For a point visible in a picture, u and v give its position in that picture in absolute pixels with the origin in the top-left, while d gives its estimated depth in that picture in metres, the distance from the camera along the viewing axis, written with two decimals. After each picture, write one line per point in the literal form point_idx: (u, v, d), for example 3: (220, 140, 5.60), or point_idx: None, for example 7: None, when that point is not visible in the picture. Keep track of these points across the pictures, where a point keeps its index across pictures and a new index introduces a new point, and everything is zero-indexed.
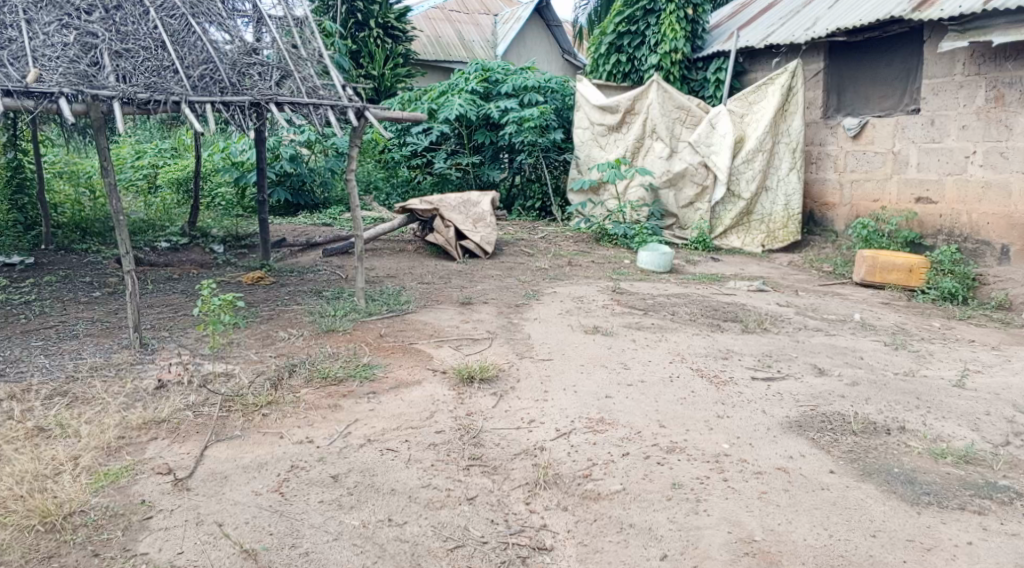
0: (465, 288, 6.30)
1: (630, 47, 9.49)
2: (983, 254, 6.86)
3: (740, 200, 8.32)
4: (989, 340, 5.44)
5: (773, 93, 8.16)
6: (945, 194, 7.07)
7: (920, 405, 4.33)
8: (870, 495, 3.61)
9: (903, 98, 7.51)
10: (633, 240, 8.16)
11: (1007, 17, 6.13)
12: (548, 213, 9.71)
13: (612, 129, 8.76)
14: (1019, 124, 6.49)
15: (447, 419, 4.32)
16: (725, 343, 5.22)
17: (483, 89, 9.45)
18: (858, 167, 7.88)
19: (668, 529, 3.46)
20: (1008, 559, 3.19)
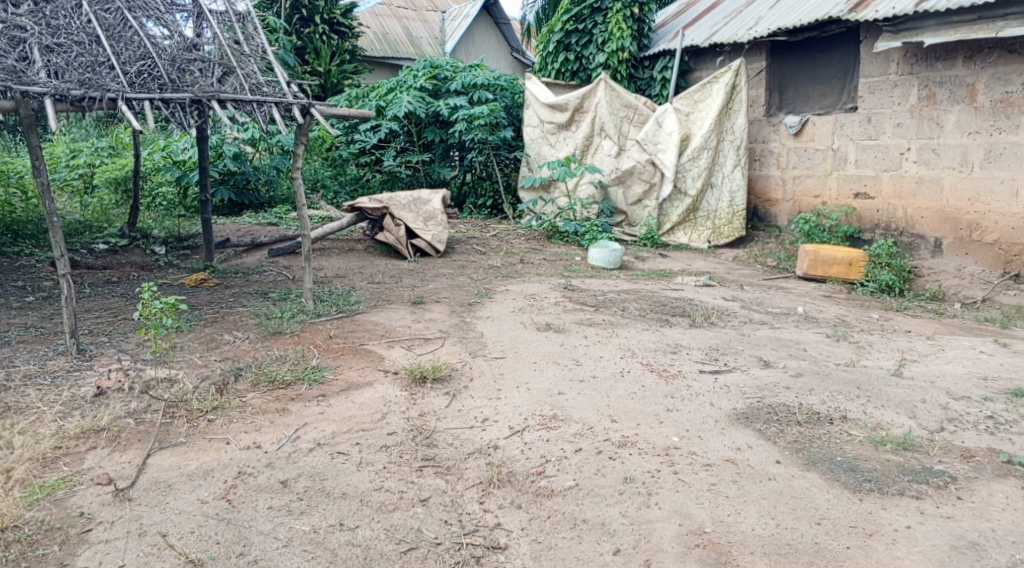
0: (416, 287, 6.25)
1: (579, 46, 9.53)
2: (918, 247, 7.02)
3: (686, 197, 8.47)
4: (924, 330, 5.63)
5: (717, 92, 8.32)
6: (882, 189, 7.26)
7: (860, 395, 4.46)
8: (814, 483, 3.70)
9: (841, 97, 7.71)
10: (583, 237, 8.23)
11: (938, 19, 6.37)
12: (499, 211, 9.67)
13: (561, 127, 8.89)
14: (949, 121, 6.67)
15: (398, 420, 4.28)
16: (674, 337, 5.30)
17: (432, 86, 9.43)
18: (799, 164, 8.08)
19: (620, 523, 3.49)
20: (944, 541, 3.30)
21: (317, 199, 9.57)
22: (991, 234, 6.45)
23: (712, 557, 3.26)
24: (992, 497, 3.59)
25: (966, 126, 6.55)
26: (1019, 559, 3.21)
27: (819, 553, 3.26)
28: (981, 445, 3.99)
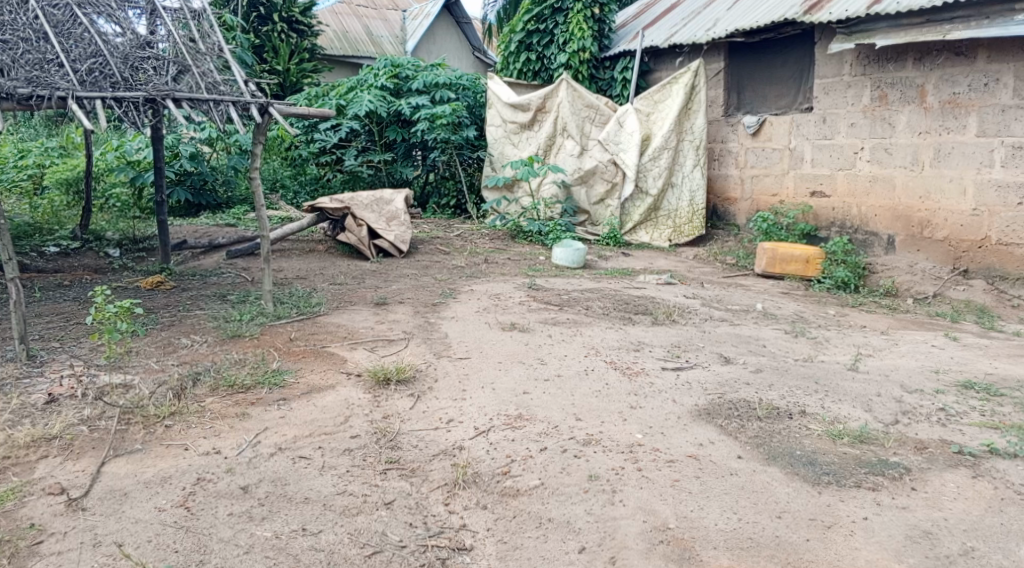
0: (379, 288, 6.20)
1: (540, 45, 9.57)
2: (872, 244, 7.21)
3: (647, 196, 8.54)
4: (878, 325, 5.77)
5: (677, 92, 8.43)
6: (837, 188, 7.43)
7: (818, 390, 4.55)
8: (774, 478, 3.76)
9: (797, 97, 7.88)
10: (547, 236, 8.29)
11: (888, 22, 6.54)
12: (463, 211, 9.64)
13: (524, 127, 8.91)
14: (900, 122, 6.84)
15: (362, 423, 4.23)
16: (637, 335, 5.34)
17: (393, 85, 9.38)
18: (757, 164, 8.23)
19: (586, 522, 3.50)
20: (899, 531, 3.38)
21: (276, 199, 9.43)
22: (940, 231, 6.63)
23: (676, 554, 3.30)
24: (945, 487, 3.68)
25: (915, 126, 6.72)
26: (971, 547, 3.29)
27: (780, 546, 3.31)
28: (934, 437, 4.10)
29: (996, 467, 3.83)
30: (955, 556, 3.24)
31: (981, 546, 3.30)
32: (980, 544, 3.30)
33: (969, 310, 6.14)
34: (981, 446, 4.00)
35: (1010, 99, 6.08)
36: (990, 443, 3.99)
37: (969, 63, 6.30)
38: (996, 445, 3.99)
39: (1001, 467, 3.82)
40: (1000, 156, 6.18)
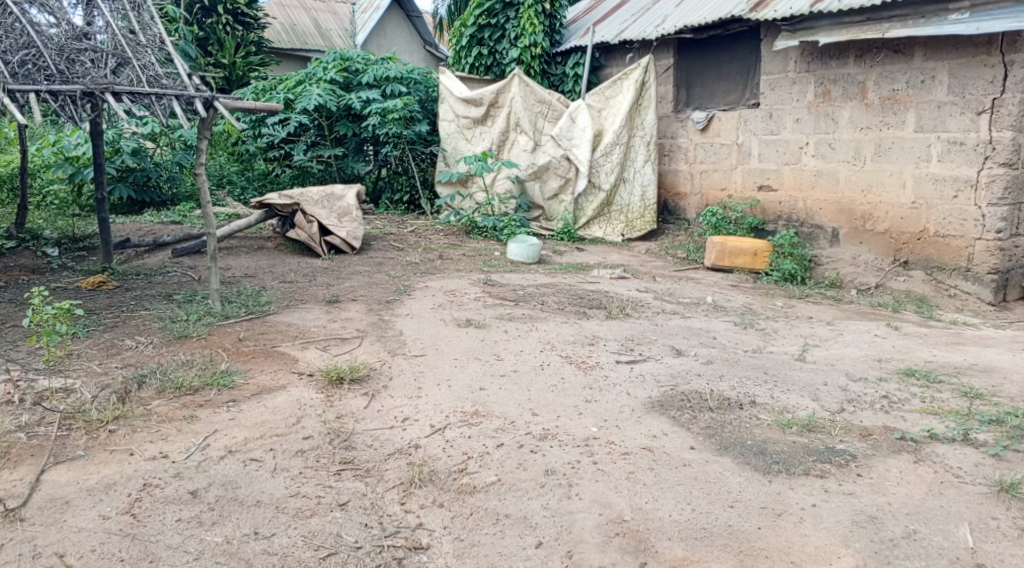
0: (331, 286, 6.10)
1: (492, 40, 9.59)
2: (818, 237, 7.38)
3: (600, 191, 8.61)
4: (825, 316, 5.92)
5: (628, 88, 8.52)
6: (783, 182, 7.59)
7: (767, 380, 4.65)
8: (726, 468, 3.83)
9: (744, 94, 8.00)
10: (502, 232, 8.32)
11: (832, 19, 6.72)
12: (417, 206, 9.61)
13: (477, 122, 8.87)
14: (843, 117, 7.03)
15: (314, 423, 4.16)
16: (592, 329, 5.38)
17: (343, 79, 9.28)
18: (706, 159, 8.38)
19: (542, 516, 3.51)
20: (846, 517, 3.47)
21: (223, 196, 9.28)
22: (883, 224, 6.81)
23: (632, 545, 3.33)
24: (888, 472, 3.80)
25: (857, 122, 6.92)
26: (914, 530, 3.39)
27: (733, 535, 3.37)
28: (878, 423, 4.22)
29: (937, 452, 3.96)
30: (899, 539, 3.34)
31: (922, 528, 3.41)
32: (922, 527, 3.41)
33: (909, 301, 6.35)
34: (922, 431, 4.13)
35: (945, 96, 6.29)
36: (930, 428, 4.13)
37: (907, 61, 6.50)
38: (936, 430, 4.13)
39: (940, 451, 3.96)
40: (937, 150, 6.38)
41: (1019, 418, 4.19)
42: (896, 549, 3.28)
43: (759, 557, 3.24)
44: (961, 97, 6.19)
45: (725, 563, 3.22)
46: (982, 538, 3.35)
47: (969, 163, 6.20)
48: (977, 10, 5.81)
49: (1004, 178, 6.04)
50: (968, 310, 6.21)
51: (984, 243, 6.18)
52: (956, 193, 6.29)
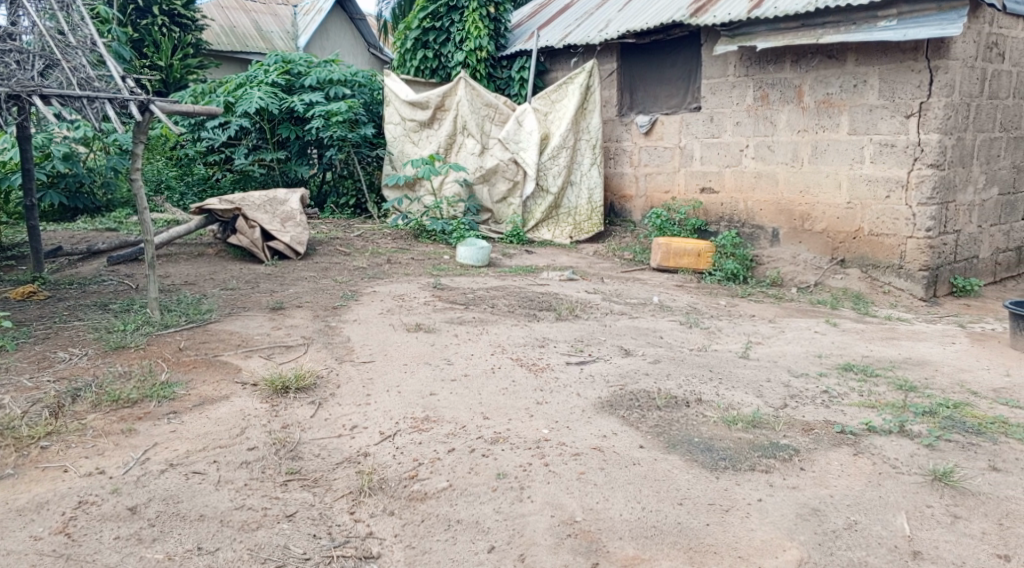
0: (275, 292, 5.97)
1: (437, 43, 9.54)
2: (758, 237, 7.56)
3: (548, 195, 8.69)
4: (766, 314, 6.07)
5: (573, 93, 8.58)
6: (724, 184, 7.76)
7: (712, 377, 4.74)
8: (674, 465, 3.88)
9: (686, 97, 8.15)
10: (451, 235, 8.27)
11: (767, 25, 6.92)
12: (363, 210, 9.45)
13: (424, 125, 8.84)
14: (780, 120, 7.22)
15: (259, 434, 4.06)
16: (542, 331, 5.40)
17: (284, 81, 9.10)
18: (650, 162, 8.52)
19: (494, 521, 3.49)
20: (790, 510, 3.55)
21: (161, 202, 9.07)
22: (820, 224, 7.02)
23: (584, 546, 3.34)
24: (830, 465, 3.90)
25: (795, 125, 7.11)
26: (855, 521, 3.49)
27: (682, 532, 3.42)
28: (819, 418, 4.34)
29: (874, 443, 4.09)
30: (841, 530, 3.43)
31: (863, 518, 3.50)
32: (862, 518, 3.51)
33: (846, 298, 6.55)
34: (860, 424, 4.26)
35: (877, 100, 6.52)
36: (868, 421, 4.26)
37: (840, 66, 6.73)
38: (874, 423, 4.26)
39: (879, 443, 4.08)
40: (869, 152, 6.61)
41: (950, 409, 4.37)
42: (839, 540, 3.36)
43: (708, 553, 3.29)
44: (892, 101, 6.43)
45: (676, 560, 3.26)
46: (918, 526, 3.46)
47: (900, 164, 6.44)
48: (904, 17, 6.06)
49: (932, 178, 6.29)
50: (901, 305, 6.45)
51: (915, 241, 6.43)
52: (889, 193, 6.53)
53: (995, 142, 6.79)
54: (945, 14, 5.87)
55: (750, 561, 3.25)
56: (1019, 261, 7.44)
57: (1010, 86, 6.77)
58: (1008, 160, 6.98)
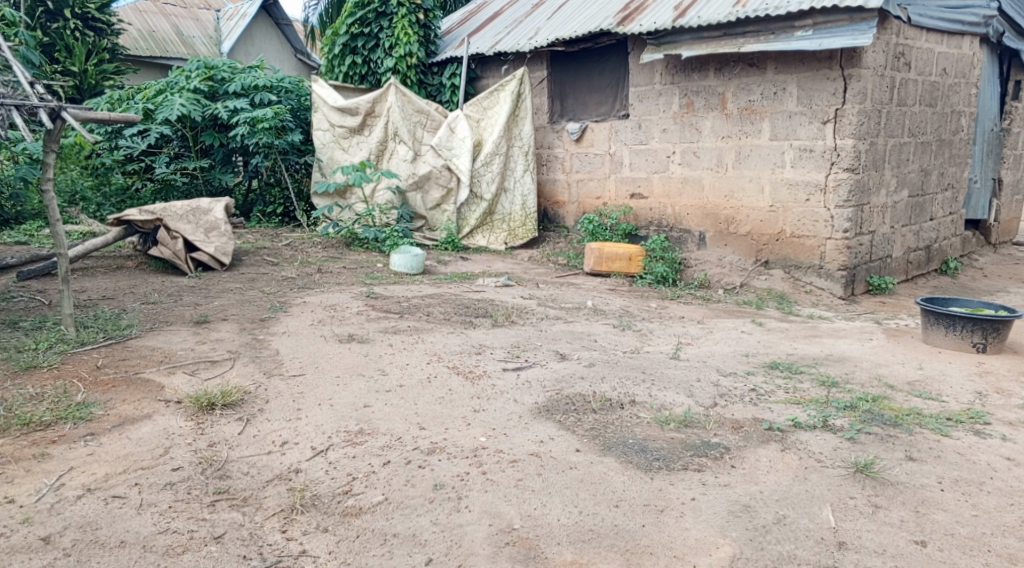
0: (199, 305, 5.76)
1: (365, 49, 9.49)
2: (686, 240, 7.74)
3: (482, 201, 8.64)
4: (695, 315, 6.21)
5: (504, 100, 8.63)
6: (653, 189, 7.93)
7: (645, 379, 4.81)
8: (610, 468, 3.90)
9: (615, 105, 8.28)
10: (384, 243, 8.13)
11: (692, 34, 7.07)
12: (291, 218, 9.32)
13: (354, 131, 8.76)
14: (705, 126, 7.41)
15: (184, 454, 3.89)
16: (478, 339, 5.37)
17: (207, 88, 8.82)
18: (582, 168, 8.65)
19: (432, 533, 3.43)
20: (722, 507, 3.62)
21: (75, 214, 8.69)
22: (743, 226, 7.24)
23: (522, 554, 3.32)
24: (759, 462, 4.00)
25: (718, 131, 7.32)
26: (783, 515, 3.57)
27: (619, 534, 3.44)
28: (747, 416, 4.44)
29: (801, 439, 4.21)
30: (771, 525, 3.51)
31: (791, 512, 3.60)
32: (790, 512, 3.60)
33: (771, 298, 6.77)
34: (787, 421, 4.38)
35: (795, 106, 6.78)
36: (794, 418, 4.39)
37: (760, 73, 6.96)
38: (799, 419, 4.40)
39: (804, 439, 4.20)
40: (789, 156, 6.86)
41: (869, 403, 4.56)
42: (769, 535, 3.44)
43: (644, 554, 3.33)
44: (809, 107, 6.70)
45: (613, 563, 3.28)
46: (842, 517, 3.57)
47: (818, 168, 6.71)
48: (819, 27, 6.33)
49: (848, 181, 6.58)
50: (822, 303, 6.71)
51: (833, 242, 6.71)
52: (808, 196, 6.79)
53: (904, 147, 7.15)
54: (856, 25, 6.15)
55: (685, 560, 3.30)
56: (928, 259, 7.85)
57: (916, 94, 7.14)
58: (916, 163, 7.36)
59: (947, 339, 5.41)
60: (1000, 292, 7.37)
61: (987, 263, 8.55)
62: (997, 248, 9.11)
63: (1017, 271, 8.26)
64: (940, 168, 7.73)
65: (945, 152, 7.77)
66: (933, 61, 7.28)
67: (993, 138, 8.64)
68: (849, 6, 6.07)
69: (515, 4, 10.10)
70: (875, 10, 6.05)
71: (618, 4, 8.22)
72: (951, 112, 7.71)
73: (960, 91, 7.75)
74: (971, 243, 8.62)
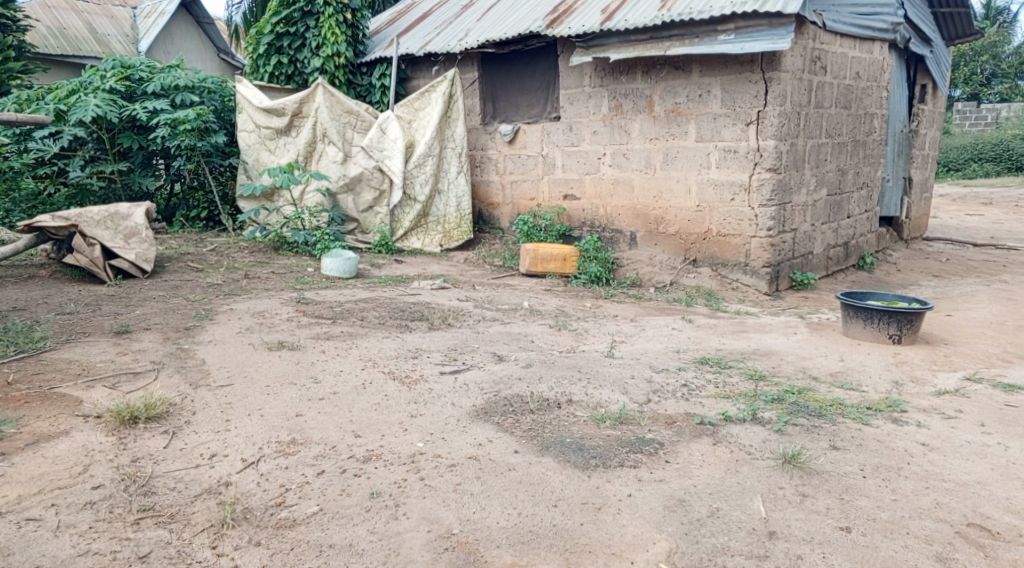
0: (120, 315, 5.51)
1: (291, 49, 9.28)
2: (617, 241, 7.88)
3: (415, 203, 8.56)
4: (628, 314, 6.31)
5: (436, 101, 8.57)
6: (585, 191, 8.03)
7: (581, 377, 4.84)
8: (548, 468, 3.90)
9: (546, 107, 8.34)
10: (315, 247, 7.98)
11: (620, 37, 7.19)
12: (215, 222, 9.15)
13: (281, 132, 8.55)
14: (634, 128, 7.55)
15: (105, 470, 3.70)
16: (414, 342, 5.31)
17: (124, 88, 8.45)
18: (515, 170, 8.68)
19: (369, 542, 3.36)
20: (658, 503, 3.66)
21: None
22: (672, 226, 7.42)
23: (461, 559, 3.29)
24: (692, 456, 4.06)
25: (646, 133, 7.47)
26: (716, 508, 3.64)
27: (558, 534, 3.45)
28: (680, 411, 4.53)
29: (731, 432, 4.31)
30: (705, 518, 3.57)
31: (724, 505, 3.67)
32: (723, 504, 3.67)
33: (699, 296, 6.93)
34: (718, 415, 4.48)
35: (719, 108, 6.97)
36: (725, 412, 4.49)
37: (686, 76, 7.13)
38: (730, 412, 4.50)
39: (735, 432, 4.30)
40: (715, 158, 7.05)
41: (795, 395, 4.71)
42: (703, 528, 3.50)
43: (583, 553, 3.34)
44: (732, 109, 6.89)
45: (552, 563, 3.29)
46: (772, 507, 3.65)
47: (742, 169, 6.91)
48: (741, 32, 6.52)
49: (770, 181, 6.79)
50: (748, 299, 6.91)
51: (757, 240, 6.92)
52: (733, 196, 6.99)
53: (822, 148, 7.43)
54: (776, 30, 6.36)
55: (622, 557, 3.33)
56: (847, 255, 8.19)
57: (833, 97, 7.44)
58: (834, 163, 7.67)
59: (865, 332, 5.64)
60: (912, 286, 7.74)
61: (900, 258, 8.99)
62: (908, 244, 9.62)
63: (928, 265, 8.70)
64: (856, 168, 8.08)
65: (860, 152, 8.12)
66: (848, 66, 7.60)
67: (902, 139, 9.09)
68: (768, 12, 6.28)
69: (444, 5, 10.07)
70: (792, 16, 6.28)
71: (547, 6, 8.29)
72: (865, 114, 8.07)
73: (872, 94, 8.12)
74: (885, 240, 9.06)
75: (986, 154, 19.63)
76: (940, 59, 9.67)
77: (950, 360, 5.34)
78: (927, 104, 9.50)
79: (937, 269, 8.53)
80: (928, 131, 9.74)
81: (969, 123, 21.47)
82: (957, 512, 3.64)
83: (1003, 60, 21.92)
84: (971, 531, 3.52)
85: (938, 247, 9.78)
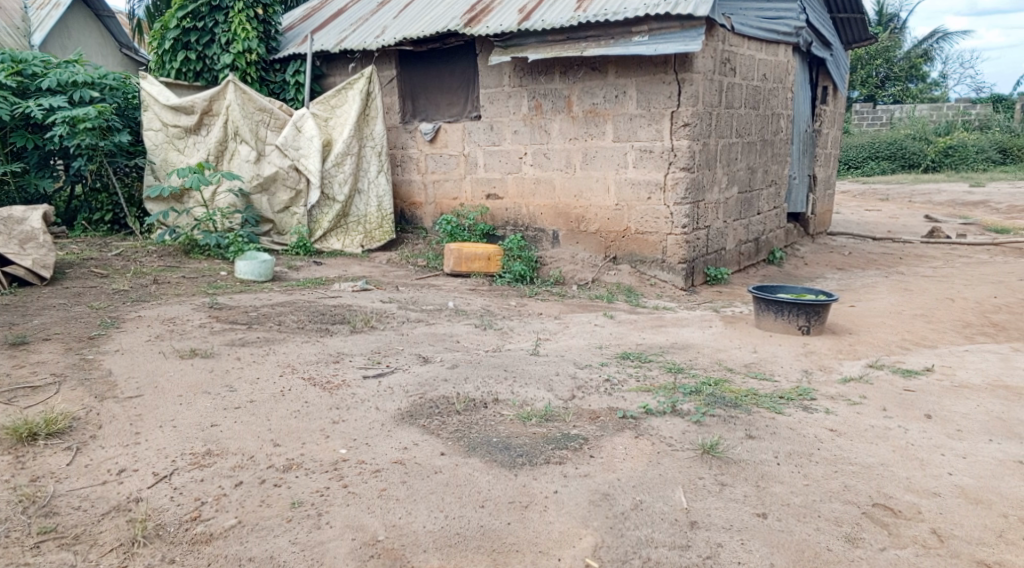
0: (16, 325, 5.16)
1: (200, 44, 8.94)
2: (540, 240, 7.93)
3: (335, 203, 8.39)
4: (552, 311, 6.35)
5: (354, 98, 8.41)
6: (507, 190, 8.05)
7: (507, 377, 4.84)
8: (475, 468, 3.87)
9: (466, 106, 8.31)
10: (228, 249, 7.70)
11: (538, 38, 7.25)
12: (121, 225, 8.74)
13: (189, 131, 8.23)
14: (554, 128, 7.62)
15: (2, 492, 3.46)
16: (336, 347, 5.19)
17: (15, 84, 7.97)
18: (436, 170, 8.61)
19: (291, 553, 3.25)
20: (583, 498, 3.68)
21: None
22: (593, 224, 7.53)
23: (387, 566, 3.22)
24: (615, 450, 4.11)
25: (566, 133, 7.55)
26: (639, 501, 3.69)
27: (484, 535, 3.42)
28: (604, 406, 4.57)
29: (652, 424, 4.38)
30: (629, 511, 3.61)
31: (647, 497, 3.72)
32: (646, 497, 3.72)
33: (619, 292, 7.05)
34: (639, 408, 4.55)
35: (635, 109, 7.11)
36: (645, 405, 4.57)
37: (602, 77, 7.24)
38: (650, 406, 4.58)
39: (655, 425, 4.38)
40: (632, 157, 7.19)
41: (712, 386, 4.84)
42: (627, 521, 3.54)
43: (510, 553, 3.33)
44: (647, 110, 7.04)
45: (479, 564, 3.26)
46: (693, 498, 3.73)
47: (657, 168, 7.07)
48: (654, 33, 6.67)
49: (685, 180, 6.98)
50: (666, 295, 7.08)
51: (673, 237, 7.10)
52: (649, 195, 7.15)
53: (732, 147, 7.68)
54: (687, 32, 6.53)
55: (550, 555, 3.33)
56: (757, 250, 8.50)
57: (741, 97, 7.70)
58: (744, 161, 7.94)
59: (776, 324, 5.86)
60: (818, 279, 8.09)
61: (806, 252, 9.39)
62: (814, 239, 10.06)
63: (832, 258, 9.11)
64: (765, 166, 8.40)
65: (768, 151, 8.45)
66: (754, 68, 7.88)
67: (806, 138, 9.51)
68: (679, 15, 6.45)
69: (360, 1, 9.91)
70: (703, 19, 6.47)
71: (464, 5, 8.27)
72: (772, 114, 8.39)
73: (778, 95, 8.45)
74: (792, 235, 9.47)
75: (882, 153, 20.78)
76: (839, 62, 10.16)
77: (854, 349, 5.60)
78: (827, 105, 9.99)
79: (840, 262, 8.93)
80: (830, 131, 10.23)
81: (866, 123, 22.53)
82: (863, 494, 3.79)
83: (894, 64, 23.36)
84: (876, 511, 3.67)
85: (840, 242, 10.25)
